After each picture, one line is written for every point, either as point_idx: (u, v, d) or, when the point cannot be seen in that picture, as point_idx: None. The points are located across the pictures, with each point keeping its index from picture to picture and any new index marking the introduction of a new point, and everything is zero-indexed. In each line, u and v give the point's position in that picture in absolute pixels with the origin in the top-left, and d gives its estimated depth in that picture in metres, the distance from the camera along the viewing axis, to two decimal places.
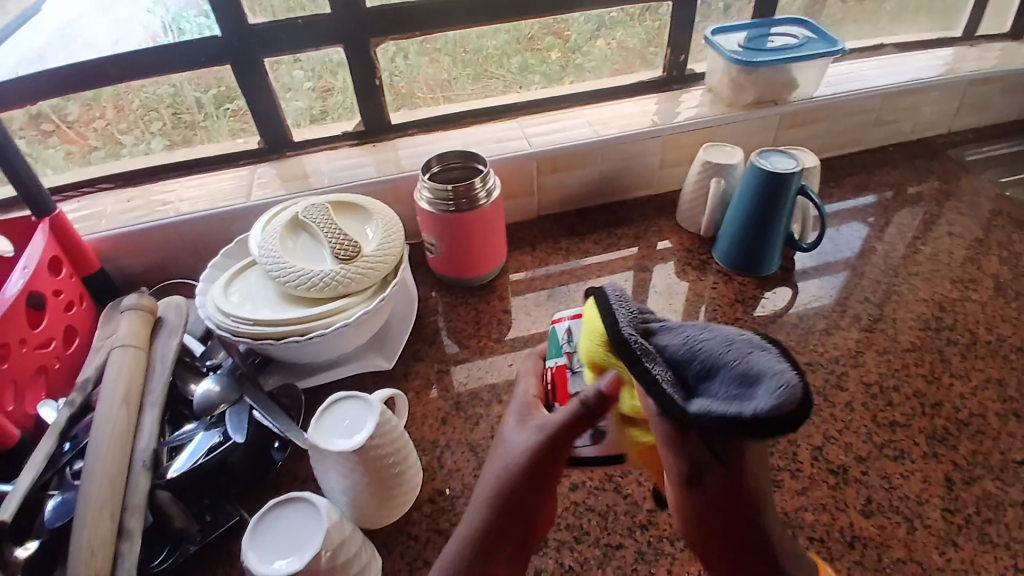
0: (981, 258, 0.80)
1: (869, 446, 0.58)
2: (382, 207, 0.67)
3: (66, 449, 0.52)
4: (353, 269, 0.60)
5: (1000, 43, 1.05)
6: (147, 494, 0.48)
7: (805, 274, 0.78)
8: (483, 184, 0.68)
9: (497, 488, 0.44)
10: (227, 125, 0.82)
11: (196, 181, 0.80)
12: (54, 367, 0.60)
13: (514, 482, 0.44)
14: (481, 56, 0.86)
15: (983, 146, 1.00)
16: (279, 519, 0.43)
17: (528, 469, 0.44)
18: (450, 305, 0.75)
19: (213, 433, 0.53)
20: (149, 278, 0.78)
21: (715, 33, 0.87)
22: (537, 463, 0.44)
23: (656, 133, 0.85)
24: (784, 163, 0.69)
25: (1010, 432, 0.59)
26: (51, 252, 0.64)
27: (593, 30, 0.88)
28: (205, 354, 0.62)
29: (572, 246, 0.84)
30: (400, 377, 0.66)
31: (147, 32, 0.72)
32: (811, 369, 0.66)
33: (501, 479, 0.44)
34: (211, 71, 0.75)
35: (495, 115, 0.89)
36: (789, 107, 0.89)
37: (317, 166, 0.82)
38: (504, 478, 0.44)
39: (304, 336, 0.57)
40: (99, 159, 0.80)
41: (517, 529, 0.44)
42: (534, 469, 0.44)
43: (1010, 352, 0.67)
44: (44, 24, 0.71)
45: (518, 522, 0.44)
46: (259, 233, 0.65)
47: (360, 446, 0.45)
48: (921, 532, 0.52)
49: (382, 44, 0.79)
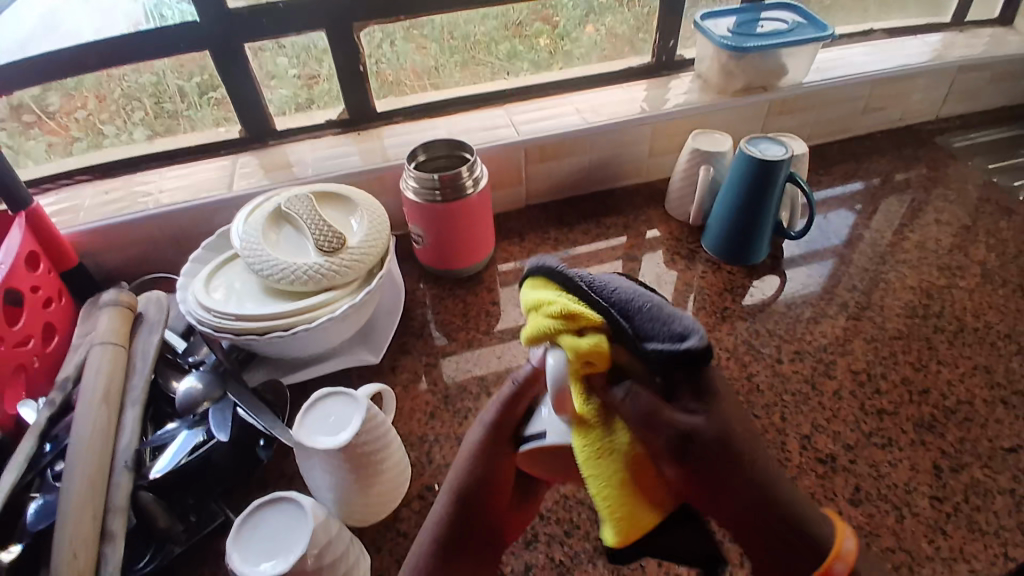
0: (969, 245, 0.80)
1: (857, 435, 0.59)
2: (367, 198, 0.66)
3: (47, 449, 0.51)
4: (337, 262, 0.59)
5: (988, 28, 1.05)
6: (130, 496, 0.48)
7: (794, 262, 0.78)
8: (470, 174, 0.67)
9: (465, 480, 0.43)
10: (210, 114, 0.80)
11: (178, 172, 0.78)
12: (34, 366, 0.59)
13: (477, 474, 0.43)
14: (468, 42, 0.84)
15: (971, 133, 1.00)
16: (264, 520, 0.42)
17: (481, 461, 0.43)
18: (438, 297, 0.74)
19: (197, 431, 0.52)
20: (131, 272, 0.76)
21: (705, 18, 0.86)
22: (491, 448, 0.43)
23: (646, 121, 0.84)
24: (774, 150, 0.68)
25: (997, 419, 0.60)
26: (28, 247, 0.62)
27: (582, 15, 0.87)
28: (187, 350, 0.61)
29: (561, 236, 0.83)
30: (387, 371, 0.65)
31: (128, 20, 0.70)
32: (799, 358, 0.66)
33: (456, 479, 0.43)
34: (192, 58, 0.73)
35: (483, 102, 0.88)
36: (780, 94, 0.89)
37: (301, 156, 0.80)
38: (463, 473, 0.43)
39: (287, 332, 0.56)
40: (79, 150, 0.78)
41: (486, 519, 0.44)
42: (486, 458, 0.43)
43: (997, 339, 0.68)
44: (26, 13, 0.69)
45: (486, 511, 0.44)
46: (240, 226, 0.63)
47: (346, 444, 0.45)
48: (910, 520, 0.52)
49: (367, 30, 0.77)
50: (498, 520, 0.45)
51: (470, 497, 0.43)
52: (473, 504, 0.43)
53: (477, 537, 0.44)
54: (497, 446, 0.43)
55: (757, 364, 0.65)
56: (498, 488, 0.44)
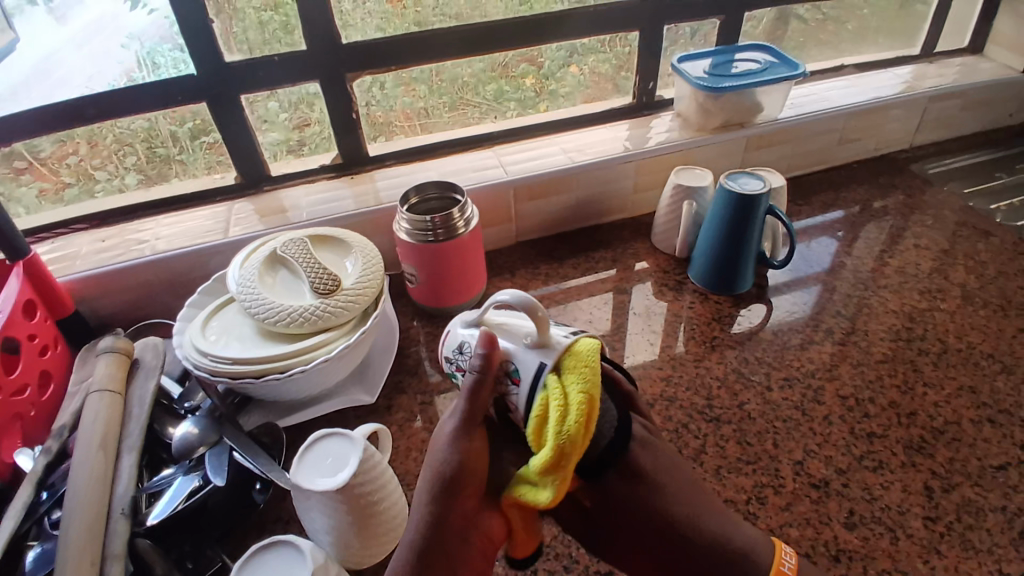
0: (948, 268, 0.83)
1: (849, 458, 0.60)
2: (361, 240, 0.68)
3: (44, 497, 0.51)
4: (333, 303, 0.60)
5: (956, 60, 1.11)
6: (127, 543, 0.47)
7: (779, 290, 0.80)
8: (462, 215, 0.69)
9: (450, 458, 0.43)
10: (203, 159, 0.81)
11: (173, 219, 0.80)
12: (31, 415, 0.59)
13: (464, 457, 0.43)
14: (456, 85, 0.87)
15: (944, 160, 1.04)
16: (264, 563, 0.42)
17: (458, 441, 0.43)
18: (432, 335, 0.75)
19: (192, 476, 0.52)
20: (126, 318, 0.77)
21: (682, 61, 0.90)
22: (462, 430, 0.44)
23: (630, 158, 0.87)
24: (753, 184, 0.71)
25: (984, 438, 0.61)
26: (25, 295, 0.63)
27: (565, 56, 0.90)
28: (182, 396, 0.61)
29: (551, 271, 0.85)
30: (383, 411, 0.66)
31: (120, 68, 0.72)
32: (788, 384, 0.67)
33: (433, 468, 0.43)
34: (186, 107, 0.76)
35: (472, 144, 0.91)
36: (755, 130, 0.92)
37: (296, 200, 0.82)
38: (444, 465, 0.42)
39: (283, 374, 0.57)
40: (70, 196, 0.79)
41: (468, 502, 0.42)
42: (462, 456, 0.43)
43: (981, 359, 0.69)
44: (20, 60, 0.68)
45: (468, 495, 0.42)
46: (236, 271, 0.64)
47: (342, 484, 0.45)
48: (905, 541, 0.53)
49: (357, 81, 0.80)
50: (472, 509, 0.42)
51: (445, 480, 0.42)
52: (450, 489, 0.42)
53: (459, 531, 0.42)
54: (467, 442, 0.43)
55: (747, 392, 0.66)
56: (470, 486, 0.42)
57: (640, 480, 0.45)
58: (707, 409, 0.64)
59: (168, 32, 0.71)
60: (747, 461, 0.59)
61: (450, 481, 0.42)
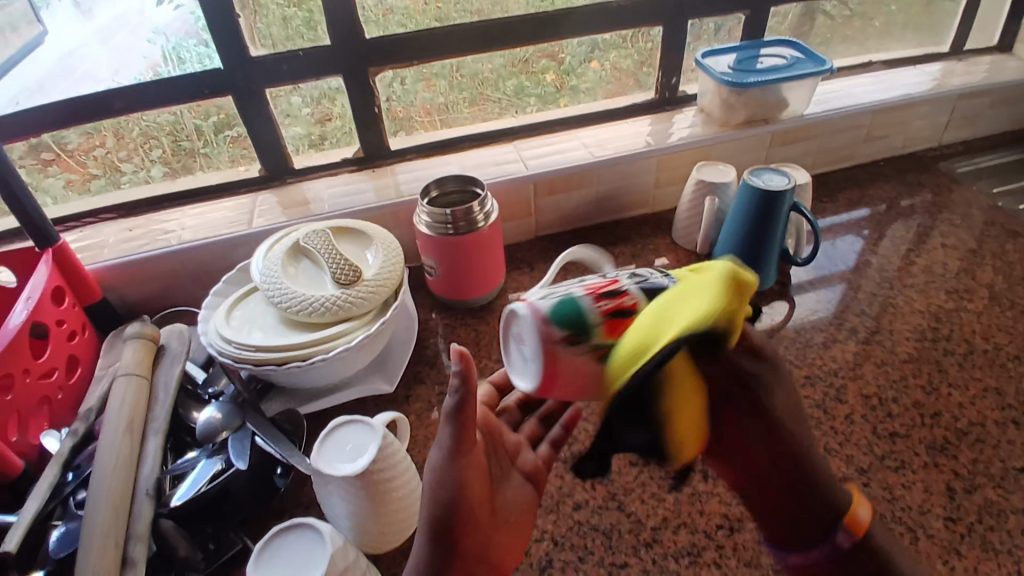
0: (976, 268, 0.81)
1: (870, 457, 0.59)
2: (382, 232, 0.68)
3: (70, 478, 0.52)
4: (354, 294, 0.60)
5: (986, 56, 1.08)
6: (150, 524, 0.49)
7: (801, 288, 0.79)
8: (482, 208, 0.69)
9: (442, 490, 0.42)
10: (227, 152, 0.83)
11: (198, 210, 0.81)
12: (57, 398, 0.61)
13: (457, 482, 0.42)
14: (477, 80, 0.87)
15: (974, 158, 1.02)
16: (284, 545, 0.43)
17: (450, 465, 0.42)
18: (451, 327, 0.75)
19: (215, 460, 0.53)
20: (151, 306, 0.78)
21: (705, 55, 0.89)
22: (455, 456, 0.42)
23: (650, 153, 0.87)
24: (776, 180, 0.70)
25: (1009, 440, 0.60)
26: (54, 282, 0.64)
27: (586, 52, 0.90)
28: (207, 381, 0.62)
29: (570, 266, 0.85)
30: (401, 400, 0.66)
31: (145, 62, 0.73)
32: (810, 382, 0.66)
33: (428, 507, 0.42)
34: (211, 100, 0.77)
35: (491, 139, 0.91)
36: (779, 126, 0.91)
37: (317, 193, 0.83)
38: (441, 493, 0.42)
39: (305, 361, 0.58)
40: (99, 187, 0.81)
41: (466, 526, 0.43)
42: (457, 480, 0.42)
43: (1007, 360, 0.68)
44: (43, 54, 0.71)
45: (463, 520, 0.42)
46: (260, 261, 0.65)
47: (362, 470, 0.46)
48: (924, 542, 0.52)
49: (380, 75, 0.81)
50: (475, 526, 0.43)
51: (444, 511, 0.42)
52: (447, 519, 0.42)
53: (465, 548, 0.43)
54: (463, 461, 0.43)
55: None
56: (469, 509, 0.42)
57: (767, 413, 0.41)
58: None
59: (193, 27, 0.73)
60: None
61: (447, 511, 0.42)
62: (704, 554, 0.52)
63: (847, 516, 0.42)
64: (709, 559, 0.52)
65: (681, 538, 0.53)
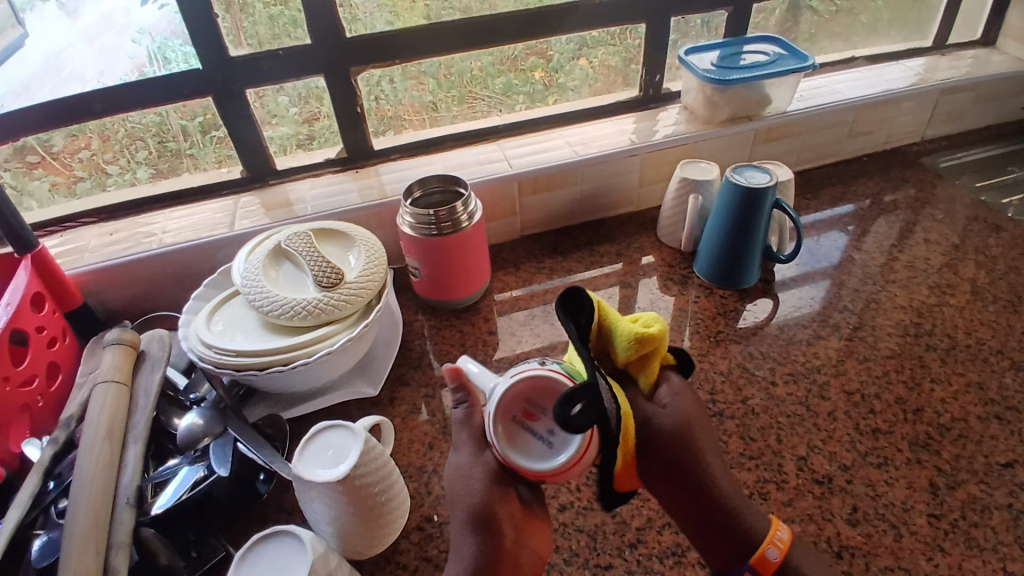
0: (958, 263, 0.82)
1: (853, 455, 0.59)
2: (365, 233, 0.68)
3: (51, 486, 0.51)
4: (336, 297, 0.60)
5: (969, 51, 1.09)
6: (131, 532, 0.48)
7: (785, 285, 0.79)
8: (465, 208, 0.69)
9: (477, 494, 0.45)
10: (213, 153, 0.82)
11: (181, 213, 0.81)
12: (38, 405, 0.60)
13: (489, 486, 0.45)
14: (464, 78, 0.87)
15: (957, 153, 1.03)
16: (264, 553, 0.43)
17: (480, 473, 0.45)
18: (436, 328, 0.75)
19: (197, 467, 0.53)
20: (134, 310, 0.78)
21: (689, 52, 0.89)
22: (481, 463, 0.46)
23: (636, 151, 0.87)
24: (759, 178, 0.70)
25: (992, 435, 0.60)
26: (34, 288, 0.64)
27: (574, 49, 0.90)
28: (188, 388, 0.62)
29: (556, 265, 0.85)
30: (386, 403, 0.66)
31: (132, 62, 0.73)
32: (793, 380, 0.66)
33: (466, 503, 0.45)
34: (194, 101, 0.76)
35: (478, 138, 0.91)
36: (764, 123, 0.91)
37: (302, 194, 0.82)
38: (475, 494, 0.45)
39: (287, 366, 0.57)
40: (82, 190, 0.80)
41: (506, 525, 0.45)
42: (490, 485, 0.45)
43: (990, 355, 0.68)
44: (30, 54, 0.69)
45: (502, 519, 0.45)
46: (241, 264, 0.65)
47: (343, 476, 0.46)
48: (908, 539, 0.53)
49: (363, 74, 0.80)
50: (517, 523, 0.45)
51: (479, 511, 0.44)
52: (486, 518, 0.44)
53: (509, 546, 0.45)
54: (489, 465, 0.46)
55: (751, 387, 0.66)
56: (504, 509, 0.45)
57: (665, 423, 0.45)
58: (711, 404, 0.64)
59: (178, 27, 0.72)
60: (749, 457, 0.59)
61: (484, 512, 0.44)
62: (688, 554, 0.52)
63: (755, 555, 0.45)
64: (693, 559, 0.52)
65: (665, 539, 0.53)
